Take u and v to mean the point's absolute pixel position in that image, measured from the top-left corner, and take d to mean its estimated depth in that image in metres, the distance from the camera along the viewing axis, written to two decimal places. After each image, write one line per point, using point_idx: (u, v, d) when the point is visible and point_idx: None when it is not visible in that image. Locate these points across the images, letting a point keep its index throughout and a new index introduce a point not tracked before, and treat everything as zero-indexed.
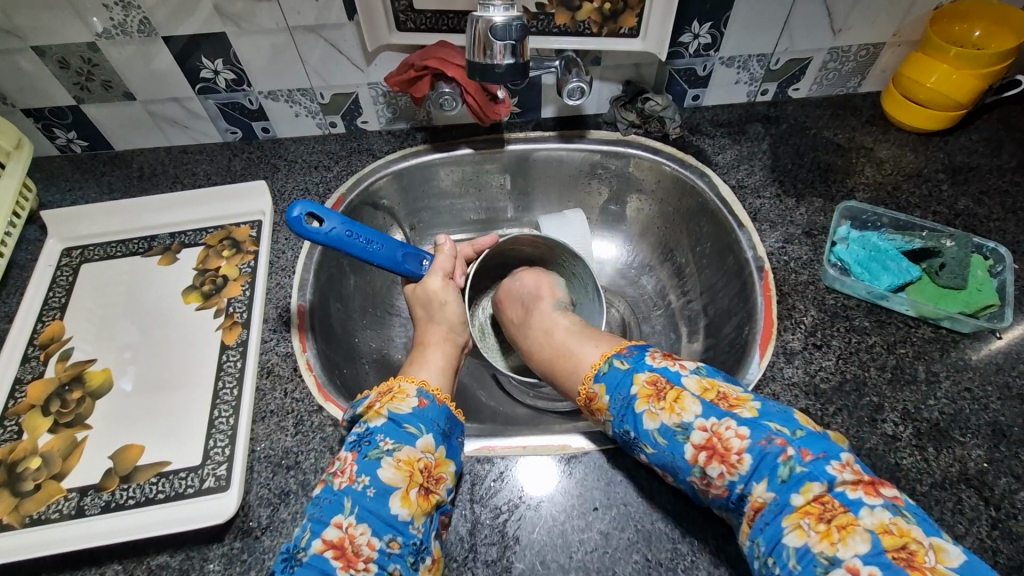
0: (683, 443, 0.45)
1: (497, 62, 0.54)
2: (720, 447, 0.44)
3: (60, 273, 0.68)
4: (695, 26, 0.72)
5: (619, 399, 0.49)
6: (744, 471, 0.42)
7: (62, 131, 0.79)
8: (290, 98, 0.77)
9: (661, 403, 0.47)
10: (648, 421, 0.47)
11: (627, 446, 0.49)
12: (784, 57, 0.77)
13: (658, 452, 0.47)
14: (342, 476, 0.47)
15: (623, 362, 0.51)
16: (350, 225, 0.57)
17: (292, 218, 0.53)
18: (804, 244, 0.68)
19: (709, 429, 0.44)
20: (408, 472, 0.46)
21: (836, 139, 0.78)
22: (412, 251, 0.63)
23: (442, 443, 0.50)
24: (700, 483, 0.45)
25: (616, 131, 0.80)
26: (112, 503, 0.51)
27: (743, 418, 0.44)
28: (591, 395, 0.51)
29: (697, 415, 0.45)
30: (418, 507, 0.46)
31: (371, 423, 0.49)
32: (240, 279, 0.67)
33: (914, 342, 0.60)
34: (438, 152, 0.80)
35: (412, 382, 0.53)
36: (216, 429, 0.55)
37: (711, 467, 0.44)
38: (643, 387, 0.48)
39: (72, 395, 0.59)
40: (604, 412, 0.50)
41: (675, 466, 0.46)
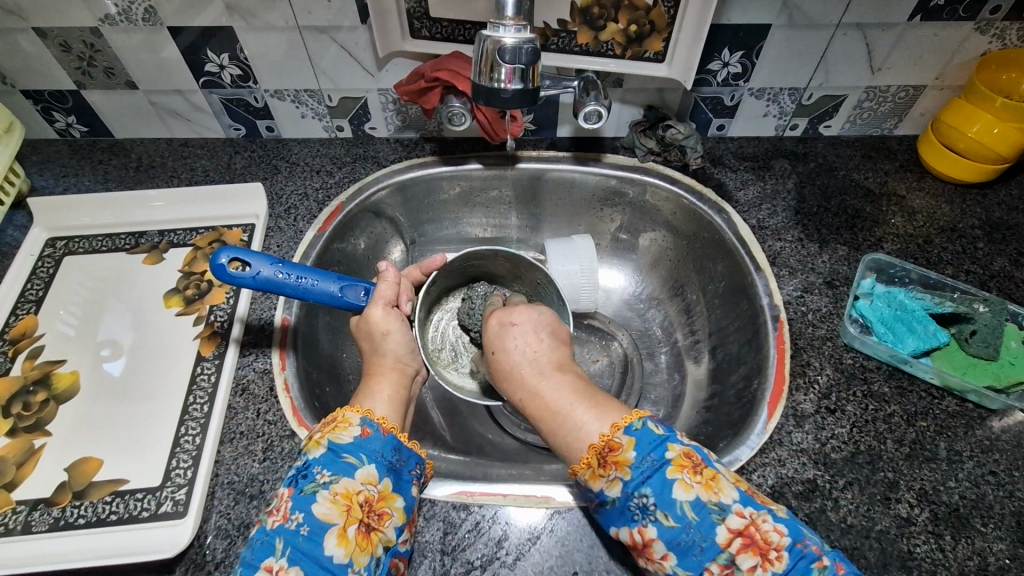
0: (717, 523, 0.42)
1: (505, 86, 0.50)
2: (757, 538, 0.42)
3: (42, 264, 0.66)
4: (725, 53, 0.68)
5: (650, 460, 0.45)
6: (780, 570, 0.40)
7: (62, 115, 0.76)
8: (297, 98, 0.74)
9: (698, 478, 0.44)
10: (681, 491, 0.43)
11: (633, 514, 0.44)
12: (818, 92, 0.73)
13: (681, 525, 0.43)
14: (276, 514, 0.43)
15: (659, 426, 0.46)
16: (278, 265, 0.51)
17: (214, 265, 0.49)
18: (824, 295, 0.64)
19: (747, 517, 0.42)
20: (345, 507, 0.43)
21: (866, 183, 0.74)
22: (352, 282, 0.56)
23: (388, 475, 0.46)
24: (716, 571, 0.41)
25: (633, 157, 0.76)
26: (61, 521, 0.48)
27: (778, 514, 0.43)
28: (614, 445, 0.46)
29: (734, 499, 0.43)
30: (357, 545, 0.42)
31: (309, 455, 0.46)
32: (225, 286, 0.64)
33: (937, 414, 0.55)
34: (445, 165, 0.76)
35: (357, 409, 0.49)
36: (181, 448, 0.52)
37: (744, 557, 0.41)
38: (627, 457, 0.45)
39: (36, 397, 0.56)
40: (624, 469, 0.45)
41: (697, 548, 0.42)
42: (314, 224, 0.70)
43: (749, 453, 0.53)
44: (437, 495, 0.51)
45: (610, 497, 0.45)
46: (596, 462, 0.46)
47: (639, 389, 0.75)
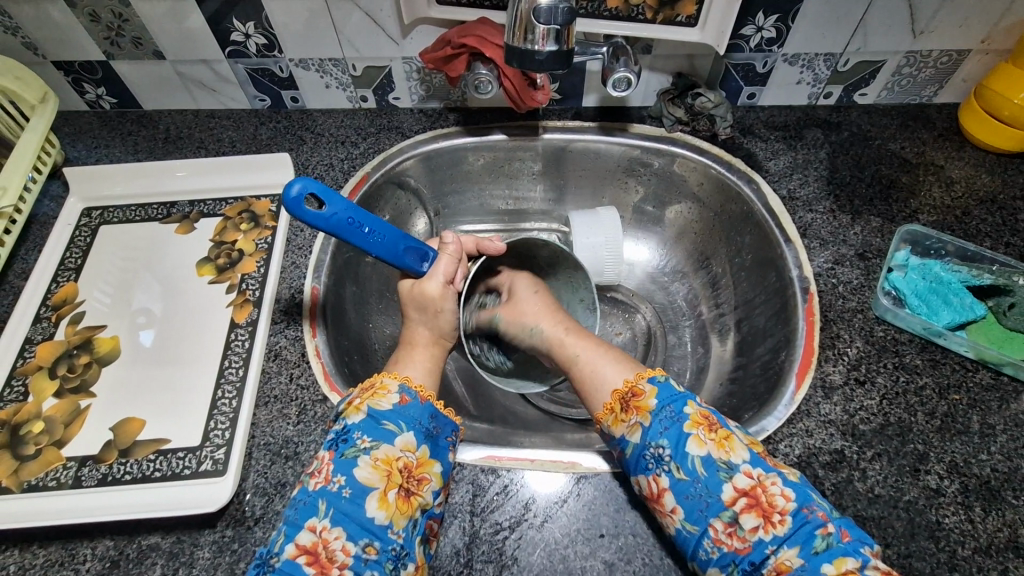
0: (724, 481, 0.44)
1: (538, 49, 0.50)
2: (763, 500, 0.43)
3: (79, 234, 0.67)
4: (760, 18, 0.66)
5: (669, 411, 0.48)
6: (782, 532, 0.42)
7: (92, 86, 0.77)
8: (321, 67, 0.74)
9: (712, 435, 0.46)
10: (694, 447, 0.46)
11: (646, 463, 0.46)
12: (854, 58, 0.70)
13: (691, 479, 0.45)
14: (318, 476, 0.45)
15: (679, 386, 0.50)
16: (353, 211, 0.51)
17: (289, 199, 0.48)
18: (856, 267, 0.62)
19: (755, 478, 0.44)
20: (385, 472, 0.45)
21: (903, 153, 0.72)
22: (417, 245, 0.56)
23: (426, 441, 0.48)
24: (720, 529, 0.43)
25: (661, 126, 0.74)
26: (109, 477, 0.51)
27: (789, 480, 0.44)
28: (637, 392, 0.50)
29: (745, 460, 0.45)
30: (396, 509, 0.44)
31: (350, 420, 0.47)
32: (255, 255, 0.65)
33: (971, 388, 0.54)
34: (470, 136, 0.76)
35: (394, 377, 0.51)
36: (218, 410, 0.54)
37: (747, 515, 0.43)
38: (645, 403, 0.49)
39: (79, 360, 0.58)
40: (643, 415, 0.48)
41: (703, 501, 0.44)
42: (340, 195, 0.70)
43: (777, 423, 0.54)
44: (465, 459, 0.52)
45: (628, 444, 0.48)
46: (619, 407, 0.50)
47: (662, 361, 0.75)
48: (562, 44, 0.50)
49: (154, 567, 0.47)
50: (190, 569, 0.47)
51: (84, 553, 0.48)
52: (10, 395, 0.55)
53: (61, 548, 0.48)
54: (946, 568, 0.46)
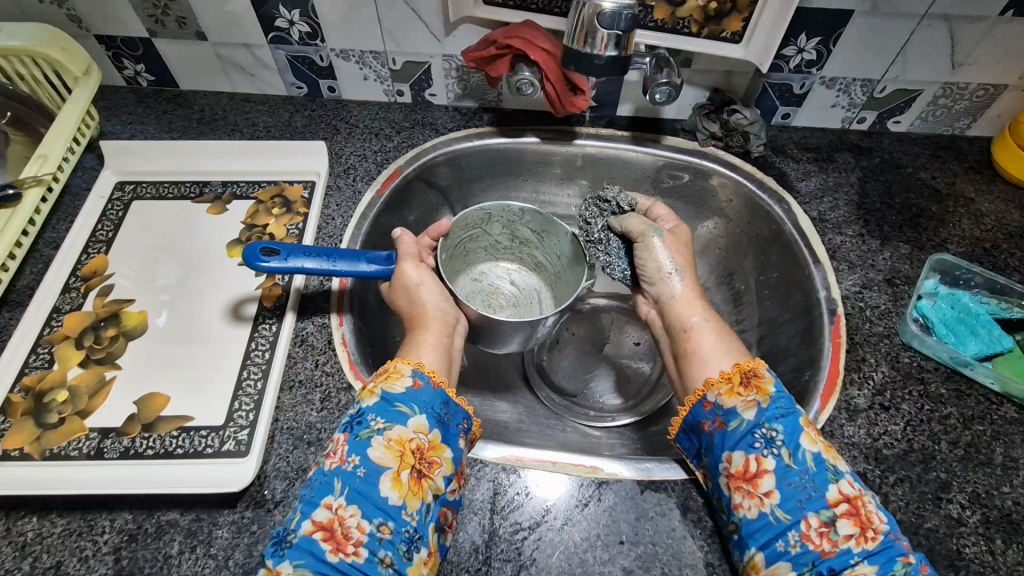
0: (831, 481, 0.44)
1: (597, 53, 0.50)
2: (861, 512, 0.42)
3: (111, 207, 0.68)
4: (802, 39, 0.66)
5: (786, 402, 0.48)
6: (872, 547, 0.41)
7: (131, 62, 0.78)
8: (361, 59, 0.74)
9: (822, 439, 0.46)
10: (808, 440, 0.46)
11: (754, 441, 0.46)
12: (891, 85, 0.71)
13: (799, 468, 0.44)
14: (333, 456, 0.44)
15: None
16: (304, 249, 0.53)
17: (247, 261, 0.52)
18: (883, 292, 0.62)
19: (856, 491, 0.44)
20: (398, 453, 0.44)
21: (933, 183, 0.72)
22: (377, 255, 0.56)
23: (438, 426, 0.47)
24: (812, 525, 0.42)
25: (693, 140, 0.75)
26: (131, 450, 0.51)
27: (879, 504, 0.44)
28: (758, 373, 0.50)
29: (847, 472, 0.45)
30: (409, 490, 0.43)
31: (363, 403, 0.47)
32: (286, 240, 0.65)
33: (995, 420, 0.54)
34: (503, 137, 0.76)
35: (407, 362, 0.50)
36: (243, 391, 0.54)
37: (843, 523, 0.42)
38: (762, 385, 0.49)
39: (106, 332, 0.58)
40: (764, 395, 0.48)
41: (802, 492, 0.43)
42: (372, 186, 0.71)
43: None
44: (487, 457, 0.52)
45: (738, 418, 0.48)
46: (738, 381, 0.49)
47: None
48: (620, 49, 0.51)
49: (172, 543, 0.47)
50: (209, 547, 0.47)
51: (103, 524, 0.47)
52: (36, 362, 0.55)
53: (80, 518, 0.48)
54: None
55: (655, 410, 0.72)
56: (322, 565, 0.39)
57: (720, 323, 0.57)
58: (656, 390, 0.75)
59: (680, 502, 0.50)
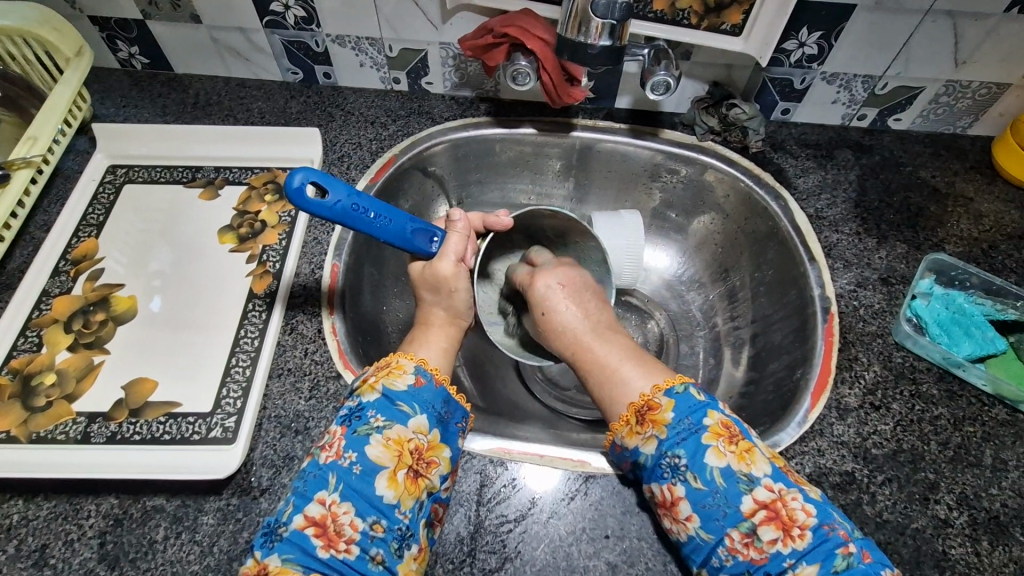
0: (744, 493, 0.43)
1: (591, 43, 0.50)
2: (783, 513, 0.42)
3: (103, 190, 0.67)
4: (803, 33, 0.65)
5: (687, 423, 0.46)
6: (802, 547, 0.41)
7: (125, 44, 0.77)
8: (358, 45, 0.73)
9: (733, 448, 0.45)
10: (714, 457, 0.44)
11: (663, 472, 0.45)
12: (893, 82, 0.70)
13: (708, 489, 0.44)
14: (329, 450, 0.45)
15: (700, 394, 0.48)
16: (358, 197, 0.48)
17: (291, 189, 0.44)
18: (879, 291, 0.62)
19: (777, 492, 0.43)
20: (397, 452, 0.44)
21: (933, 182, 0.71)
22: (423, 226, 0.54)
23: (438, 425, 0.47)
24: (736, 538, 0.42)
25: (692, 134, 0.74)
26: (118, 435, 0.50)
27: (810, 496, 0.43)
28: (653, 405, 0.48)
29: (766, 473, 0.44)
30: (405, 489, 0.44)
31: (364, 397, 0.47)
32: (278, 227, 0.64)
33: (986, 422, 0.54)
34: (499, 127, 0.76)
35: (411, 358, 0.50)
36: (231, 378, 0.54)
37: (767, 529, 0.42)
38: (663, 416, 0.47)
39: (95, 316, 0.58)
40: (661, 427, 0.47)
41: (721, 513, 0.43)
42: (367, 173, 0.70)
43: (790, 439, 0.53)
44: (476, 448, 0.52)
45: (642, 455, 0.47)
46: (635, 420, 0.48)
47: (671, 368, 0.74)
48: (615, 39, 0.50)
49: (157, 529, 0.47)
50: (194, 534, 0.47)
51: (88, 509, 0.47)
52: (24, 345, 0.55)
53: (67, 501, 0.48)
54: None
55: None
56: (313, 561, 0.40)
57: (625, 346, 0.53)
58: None
59: None
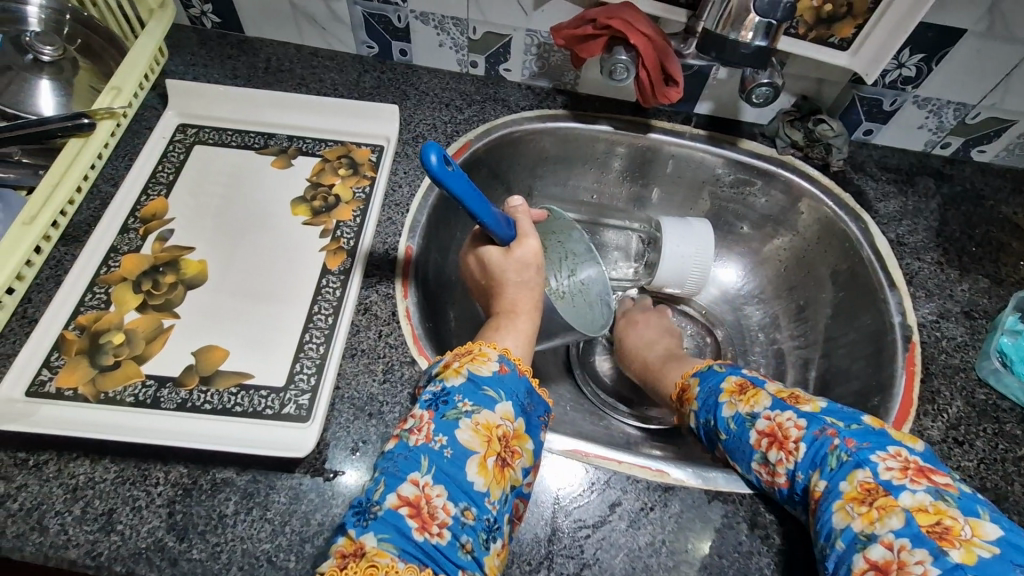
0: (750, 428, 0.49)
1: (743, 41, 0.49)
2: (780, 434, 0.47)
3: (173, 148, 0.65)
4: (905, 54, 0.64)
5: (708, 392, 0.54)
6: (800, 458, 0.46)
7: (199, 1, 0.75)
8: (441, 24, 0.71)
9: (740, 398, 0.51)
10: (726, 410, 0.51)
11: (706, 437, 0.53)
12: (986, 112, 0.68)
13: (727, 437, 0.50)
14: (418, 433, 0.44)
15: (721, 367, 0.56)
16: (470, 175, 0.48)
17: (431, 164, 0.44)
18: (961, 324, 0.61)
19: (773, 419, 0.48)
20: (486, 438, 0.43)
21: (1015, 218, 0.70)
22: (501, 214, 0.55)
23: (523, 415, 0.46)
24: (761, 469, 0.48)
25: (773, 146, 0.73)
26: (188, 402, 0.49)
27: (802, 411, 0.48)
28: (684, 388, 0.58)
29: (766, 407, 0.49)
30: (494, 478, 0.42)
31: (449, 381, 0.46)
32: (352, 203, 0.63)
33: None
34: (576, 122, 0.74)
35: (493, 347, 0.49)
36: (305, 354, 0.52)
37: (772, 452, 0.47)
38: (729, 384, 0.53)
39: (164, 278, 0.56)
40: (689, 403, 0.55)
41: (740, 452, 0.49)
42: None
43: None
44: (553, 447, 0.51)
45: (690, 428, 0.55)
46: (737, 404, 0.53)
47: None
48: (767, 40, 0.49)
49: (227, 503, 0.45)
50: (265, 511, 0.45)
51: (157, 475, 0.46)
52: (92, 301, 0.54)
53: (135, 466, 0.46)
54: None
55: None
56: (408, 543, 0.38)
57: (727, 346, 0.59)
58: None
59: (747, 515, 0.48)
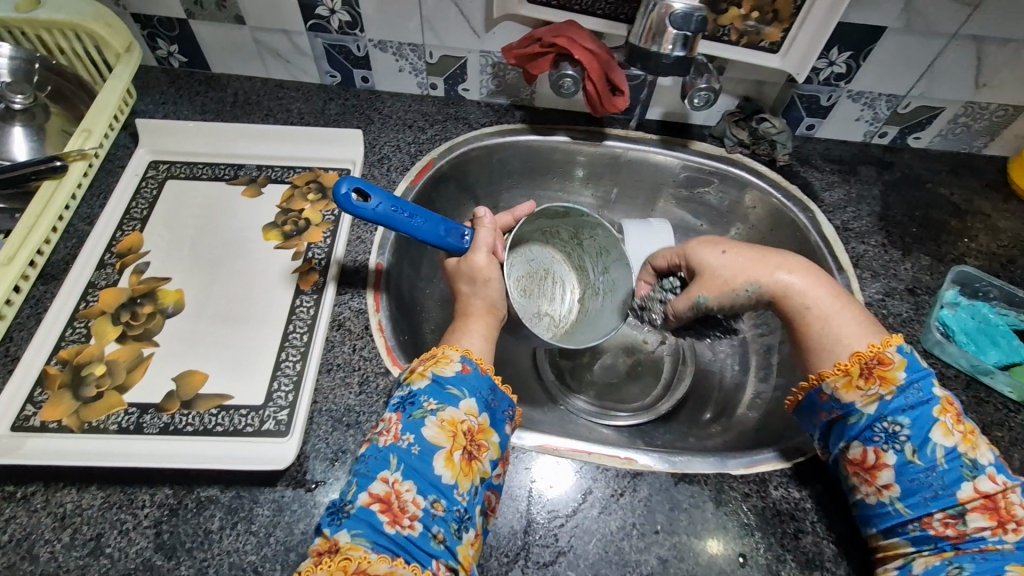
0: (965, 478, 0.44)
1: (664, 53, 0.52)
2: (1000, 503, 0.43)
3: (145, 185, 0.68)
4: (834, 52, 0.68)
5: (917, 389, 0.46)
6: (1015, 536, 0.42)
7: (165, 43, 0.78)
8: (399, 51, 0.75)
9: (960, 427, 0.45)
10: (942, 434, 0.44)
11: (874, 436, 0.46)
12: (915, 102, 0.73)
13: (925, 466, 0.44)
14: (387, 433, 0.46)
15: (915, 359, 0.48)
16: (397, 202, 0.54)
17: (337, 194, 0.51)
18: (905, 301, 0.64)
19: (1000, 483, 0.43)
20: (451, 433, 0.46)
21: (952, 199, 0.74)
22: (454, 225, 0.58)
23: (486, 410, 0.48)
24: (939, 515, 0.44)
25: (721, 146, 0.77)
26: (171, 426, 0.51)
27: (1020, 485, 0.44)
28: (884, 360, 0.47)
29: (991, 461, 0.44)
30: (462, 470, 0.45)
31: (414, 384, 0.48)
32: (322, 225, 0.65)
33: (1012, 428, 0.56)
34: (535, 134, 0.77)
35: (455, 349, 0.51)
36: (282, 372, 0.54)
37: (976, 514, 0.43)
38: (943, 401, 0.46)
39: (142, 308, 0.58)
40: (887, 387, 0.46)
41: (928, 488, 0.44)
42: (407, 177, 0.71)
43: None
44: (527, 443, 0.53)
45: (857, 413, 0.47)
46: (859, 371, 0.48)
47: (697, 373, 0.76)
48: (686, 50, 0.53)
49: (213, 519, 0.47)
50: (250, 524, 0.47)
51: (143, 498, 0.48)
52: (73, 336, 0.55)
53: (121, 491, 0.48)
54: None
55: (675, 410, 0.73)
56: (380, 536, 0.40)
57: (832, 287, 0.53)
58: (670, 389, 0.76)
59: (712, 494, 0.51)
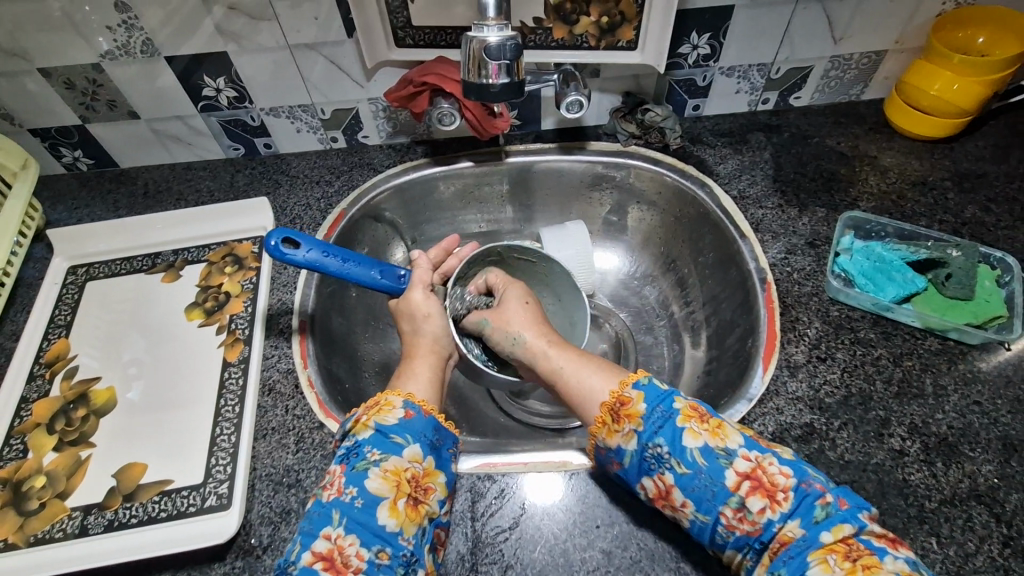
0: (725, 467, 0.45)
1: (492, 81, 0.55)
2: (764, 481, 0.45)
3: (66, 291, 0.69)
4: (694, 37, 0.72)
5: (660, 410, 0.48)
6: (786, 508, 0.43)
7: (68, 150, 0.80)
8: (292, 114, 0.78)
9: (705, 426, 0.47)
10: (691, 439, 0.47)
11: (649, 465, 0.47)
12: (785, 66, 0.77)
13: (693, 472, 0.46)
14: (331, 488, 0.47)
15: (664, 384, 0.51)
16: (325, 247, 0.58)
17: (269, 248, 0.56)
18: (807, 255, 0.68)
19: (754, 460, 0.46)
20: (395, 483, 0.47)
21: (839, 148, 0.78)
22: (391, 268, 0.62)
23: (431, 452, 0.50)
24: (729, 515, 0.44)
25: (616, 141, 0.80)
26: (115, 522, 0.52)
27: (783, 457, 0.46)
28: (624, 400, 0.50)
29: (740, 444, 0.47)
30: (406, 516, 0.46)
31: (358, 435, 0.49)
32: (242, 296, 0.67)
33: (921, 354, 0.59)
34: (438, 166, 0.80)
35: (399, 394, 0.52)
36: (218, 447, 0.56)
37: (753, 498, 0.44)
38: (684, 409, 0.49)
39: (76, 413, 0.59)
40: (636, 421, 0.48)
41: (710, 492, 0.45)
42: (321, 230, 0.73)
43: (746, 408, 0.57)
44: (463, 468, 0.55)
45: (627, 453, 0.48)
46: (611, 419, 0.50)
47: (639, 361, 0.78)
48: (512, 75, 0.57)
49: None
50: None
51: None
52: (10, 453, 0.56)
53: None
54: (917, 521, 0.49)
55: None
56: None
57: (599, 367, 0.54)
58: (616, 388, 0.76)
59: None
